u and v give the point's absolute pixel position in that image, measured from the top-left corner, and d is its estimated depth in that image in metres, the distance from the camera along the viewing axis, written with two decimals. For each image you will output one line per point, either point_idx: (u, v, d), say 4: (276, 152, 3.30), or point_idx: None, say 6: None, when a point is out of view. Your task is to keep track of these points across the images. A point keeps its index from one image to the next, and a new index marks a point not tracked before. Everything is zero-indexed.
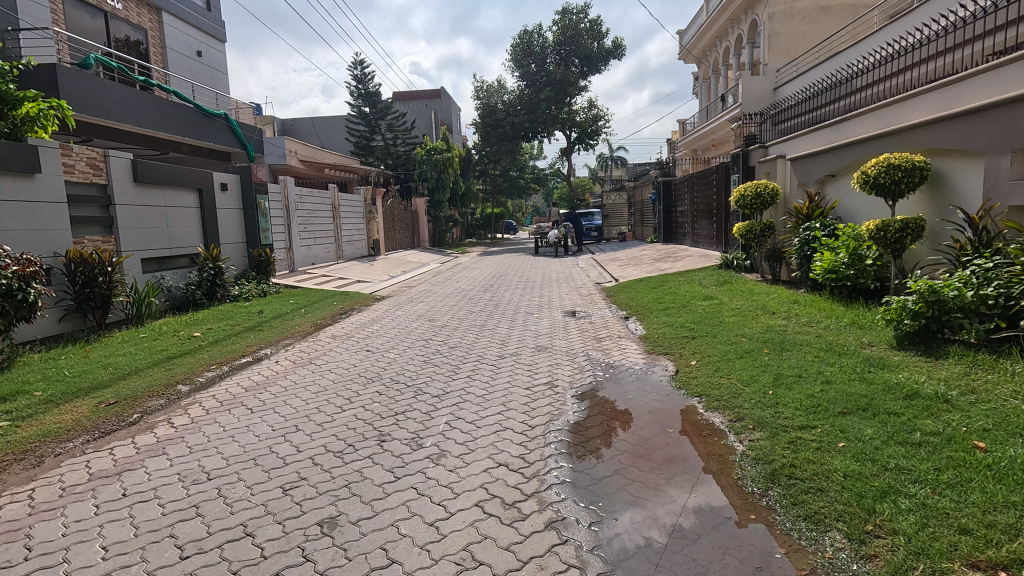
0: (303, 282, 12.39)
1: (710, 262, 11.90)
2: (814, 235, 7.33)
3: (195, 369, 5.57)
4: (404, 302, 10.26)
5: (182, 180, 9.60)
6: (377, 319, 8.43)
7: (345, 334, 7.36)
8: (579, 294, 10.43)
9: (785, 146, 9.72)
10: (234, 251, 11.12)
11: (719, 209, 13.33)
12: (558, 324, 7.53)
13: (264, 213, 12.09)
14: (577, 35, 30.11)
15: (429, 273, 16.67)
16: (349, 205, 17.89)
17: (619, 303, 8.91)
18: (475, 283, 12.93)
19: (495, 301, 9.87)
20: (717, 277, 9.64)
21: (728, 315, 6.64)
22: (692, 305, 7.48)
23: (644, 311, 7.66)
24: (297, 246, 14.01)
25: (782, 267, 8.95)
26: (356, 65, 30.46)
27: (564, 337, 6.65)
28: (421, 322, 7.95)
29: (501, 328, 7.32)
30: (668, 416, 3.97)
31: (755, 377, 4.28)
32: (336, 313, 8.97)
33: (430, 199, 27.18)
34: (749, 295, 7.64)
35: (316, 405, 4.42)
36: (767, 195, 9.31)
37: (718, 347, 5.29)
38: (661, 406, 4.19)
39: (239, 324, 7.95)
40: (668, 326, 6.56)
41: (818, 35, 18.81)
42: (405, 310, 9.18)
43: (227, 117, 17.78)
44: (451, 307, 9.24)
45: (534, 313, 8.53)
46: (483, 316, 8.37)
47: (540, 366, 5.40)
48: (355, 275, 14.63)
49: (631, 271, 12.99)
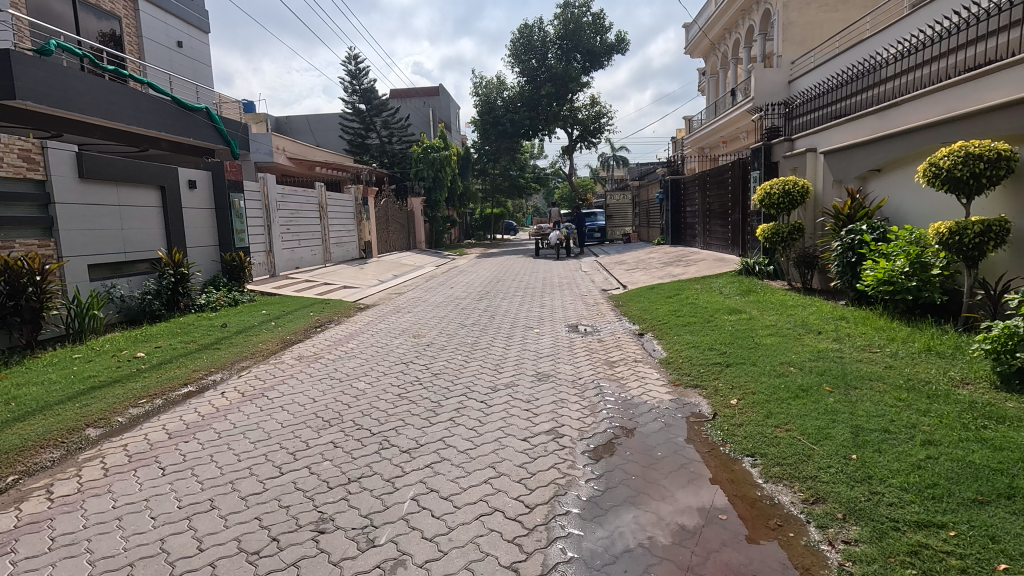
0: (282, 289, 11.35)
1: (727, 266, 10.85)
2: (861, 238, 6.28)
3: (118, 405, 4.52)
4: (390, 312, 9.27)
5: (141, 176, 8.58)
6: (355, 334, 7.40)
7: (314, 354, 6.34)
8: (585, 304, 9.37)
9: (815, 139, 8.63)
10: (203, 256, 10.09)
11: (736, 209, 12.27)
12: (562, 342, 6.51)
13: (239, 213, 11.05)
14: (579, 29, 29.17)
15: (422, 277, 15.66)
16: (338, 205, 16.86)
17: (630, 316, 7.86)
18: (470, 289, 11.89)
19: (491, 312, 8.84)
20: (739, 285, 8.60)
21: (765, 335, 5.57)
22: (718, 321, 6.43)
23: (662, 328, 6.60)
24: (279, 248, 12.97)
25: (814, 274, 7.97)
26: (351, 60, 29.51)
27: (569, 361, 5.61)
28: (404, 339, 6.94)
29: (496, 347, 6.30)
30: (714, 485, 2.95)
31: (825, 430, 3.22)
32: (310, 326, 7.96)
33: (426, 199, 26.11)
34: (784, 309, 6.61)
35: (247, 465, 3.38)
36: (796, 193, 8.27)
37: (762, 382, 4.20)
38: (702, 470, 3.14)
39: (195, 340, 6.89)
40: (693, 349, 5.49)
41: (835, 25, 17.74)
42: (389, 323, 8.15)
43: (209, 110, 16.75)
44: (440, 320, 8.20)
45: (534, 326, 7.52)
46: (476, 330, 7.35)
47: (540, 402, 4.35)
48: (342, 280, 13.60)
49: (639, 276, 11.93)
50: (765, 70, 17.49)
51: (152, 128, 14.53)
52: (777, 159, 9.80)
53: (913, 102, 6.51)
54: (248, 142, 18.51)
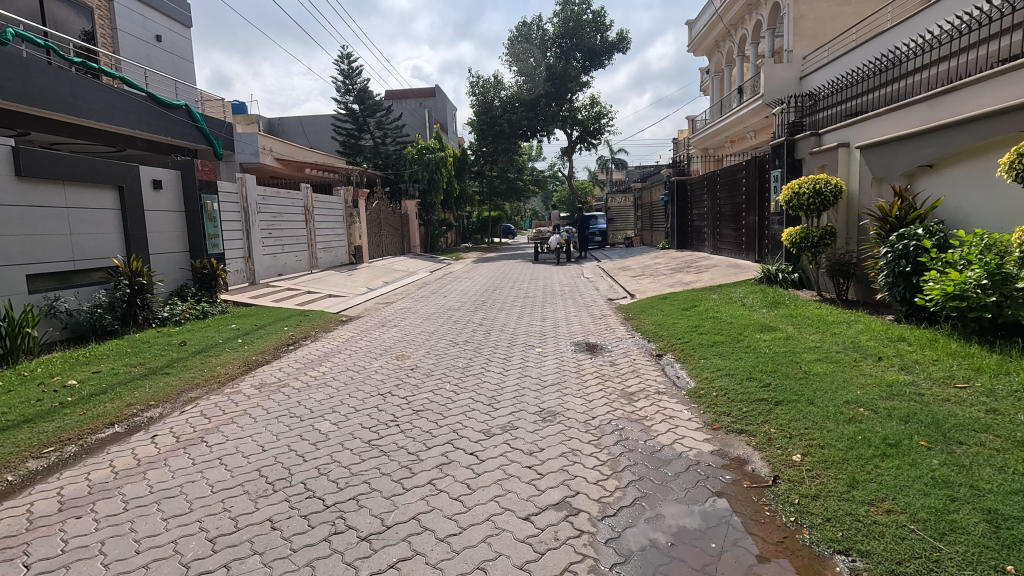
0: (260, 299, 10.43)
1: (744, 272, 9.98)
2: (919, 244, 5.38)
3: (12, 458, 3.57)
4: (375, 326, 8.35)
5: (95, 175, 7.67)
6: (330, 354, 6.48)
7: (277, 381, 5.41)
8: (591, 316, 8.45)
9: (846, 132, 7.71)
10: (170, 263, 9.14)
11: (751, 210, 11.39)
12: (568, 365, 5.60)
13: (212, 216, 10.11)
14: (579, 27, 28.41)
15: (415, 284, 14.78)
16: (326, 208, 15.96)
17: (644, 331, 6.97)
18: (464, 298, 10.99)
19: (486, 326, 7.95)
20: (764, 297, 7.71)
21: (812, 361, 4.66)
22: (749, 340, 5.55)
23: (686, 349, 5.70)
24: (259, 254, 12.04)
25: (851, 284, 7.12)
26: (344, 59, 28.66)
27: (580, 391, 4.71)
28: (386, 361, 6.03)
29: (491, 373, 5.40)
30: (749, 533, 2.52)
31: (948, 517, 2.32)
32: (282, 344, 7.04)
33: (421, 201, 25.21)
34: (826, 326, 5.71)
35: (145, 564, 2.44)
36: (829, 193, 7.38)
37: (831, 432, 3.27)
38: (766, 555, 2.35)
39: (144, 363, 5.97)
40: (727, 377, 4.58)
41: (848, 18, 16.92)
42: (371, 341, 7.24)
43: (189, 106, 15.91)
44: (429, 336, 7.30)
45: (535, 345, 6.61)
46: (469, 349, 6.46)
47: (545, 455, 3.43)
48: (328, 288, 12.69)
49: (648, 284, 11.02)
50: (774, 66, 16.67)
51: (127, 126, 13.66)
52: (801, 156, 8.88)
53: (971, 86, 5.62)
54: (234, 142, 17.69)
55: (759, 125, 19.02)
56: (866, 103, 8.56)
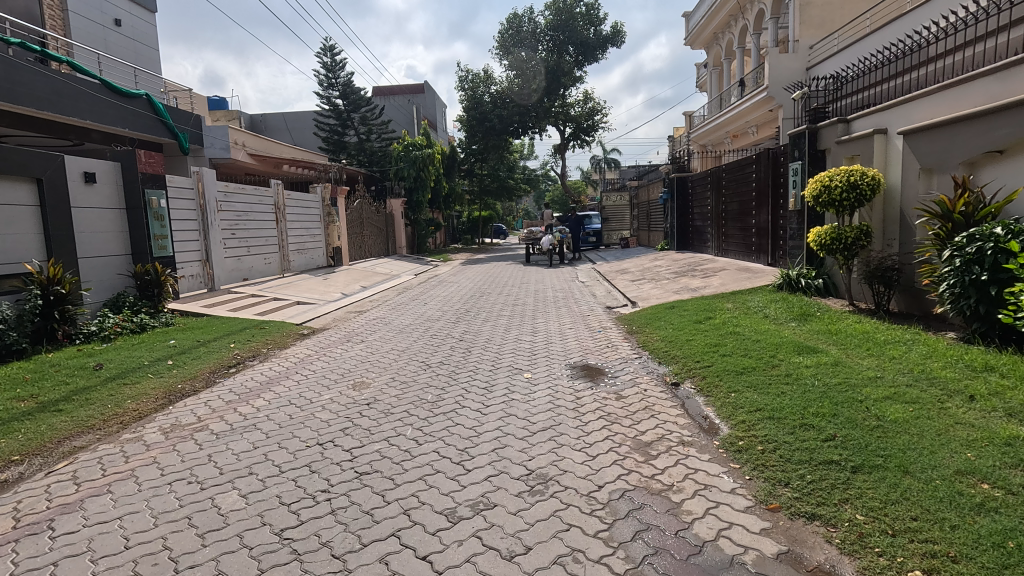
0: (216, 308, 9.28)
1: (759, 276, 8.94)
2: (1001, 247, 4.32)
3: None
4: (338, 342, 7.21)
5: (9, 164, 6.51)
6: (275, 381, 5.33)
7: (195, 421, 4.25)
8: (588, 329, 7.36)
9: (883, 116, 6.66)
10: (105, 269, 7.97)
11: (763, 208, 10.35)
12: (565, 399, 4.50)
13: (160, 214, 8.94)
14: (571, 19, 27.36)
15: (396, 289, 13.64)
16: (300, 206, 14.77)
17: (653, 350, 5.89)
18: (446, 306, 9.87)
19: (467, 342, 6.84)
20: (791, 308, 6.66)
21: (880, 401, 3.57)
22: (786, 367, 4.48)
23: (708, 378, 4.62)
24: (219, 258, 10.87)
25: (893, 292, 6.11)
26: (326, 51, 27.46)
27: (580, 441, 3.59)
28: (339, 391, 4.89)
29: (467, 410, 4.29)
30: None
31: None
32: (221, 367, 5.87)
33: (407, 200, 24.05)
34: (880, 348, 4.65)
35: None
36: (865, 186, 6.34)
37: (959, 533, 2.19)
38: None
39: (36, 396, 4.77)
40: (771, 424, 3.49)
41: (856, 6, 15.89)
42: (329, 362, 6.11)
43: (150, 96, 14.68)
44: (398, 357, 6.18)
45: (523, 368, 5.50)
46: (442, 374, 5.35)
47: (532, 562, 2.32)
48: (298, 294, 11.55)
49: (650, 290, 9.94)
50: (779, 57, 15.66)
51: (78, 117, 12.39)
52: (825, 146, 7.80)
53: None
54: (202, 137, 16.46)
55: (761, 120, 18.00)
56: (903, 85, 7.41)
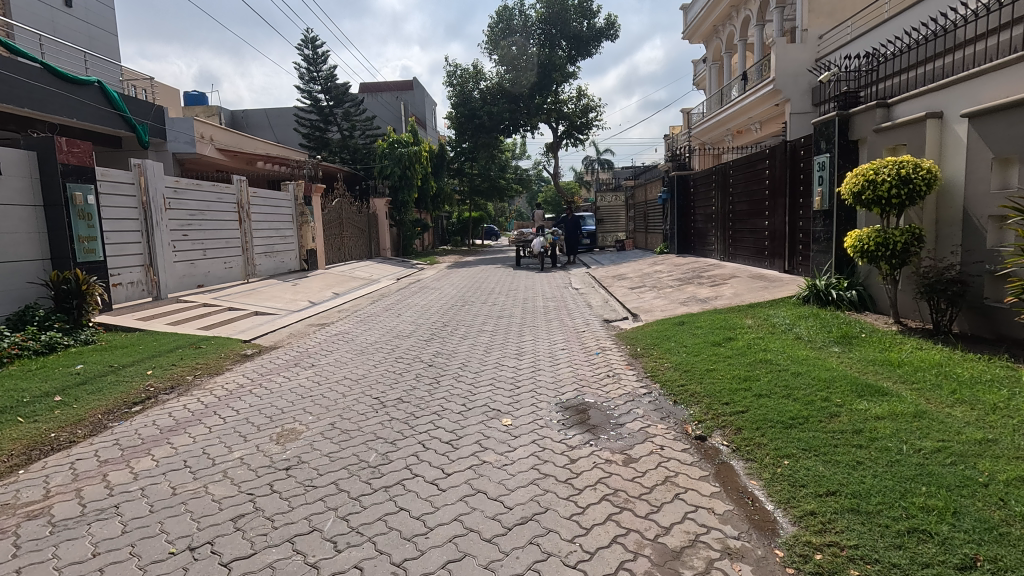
0: (156, 320, 8.03)
1: (779, 286, 7.81)
2: None
3: None
4: (284, 367, 5.98)
5: None
6: (182, 428, 4.12)
7: (35, 501, 3.02)
8: (584, 351, 6.19)
9: (940, 97, 5.52)
10: (9, 277, 6.77)
11: (779, 208, 9.22)
12: (555, 461, 3.32)
13: (87, 212, 7.64)
14: (564, 12, 26.27)
15: (371, 297, 12.39)
16: (269, 205, 13.51)
17: (665, 382, 4.72)
18: (422, 319, 8.66)
19: (437, 368, 5.63)
20: (828, 328, 5.53)
21: (1016, 486, 2.43)
22: (852, 420, 3.32)
23: (745, 432, 3.45)
24: (165, 262, 9.62)
25: (957, 310, 5.00)
26: (308, 43, 26.22)
27: (576, 550, 2.41)
28: (254, 447, 3.67)
29: (419, 483, 3.08)
30: None
31: None
32: (121, 406, 4.63)
33: (392, 200, 22.78)
34: (971, 392, 3.50)
35: None
36: (920, 180, 5.23)
37: None
38: None
39: None
40: (861, 525, 2.33)
41: None
42: (263, 396, 4.89)
43: (102, 84, 13.37)
44: (349, 389, 4.98)
45: (502, 409, 4.31)
46: (398, 418, 4.13)
47: None
48: (260, 302, 10.30)
49: (653, 301, 8.77)
50: (786, 47, 14.57)
51: (14, 105, 10.97)
52: (860, 135, 6.66)
53: None
54: (165, 130, 15.15)
55: (765, 116, 16.85)
56: (959, 61, 6.14)
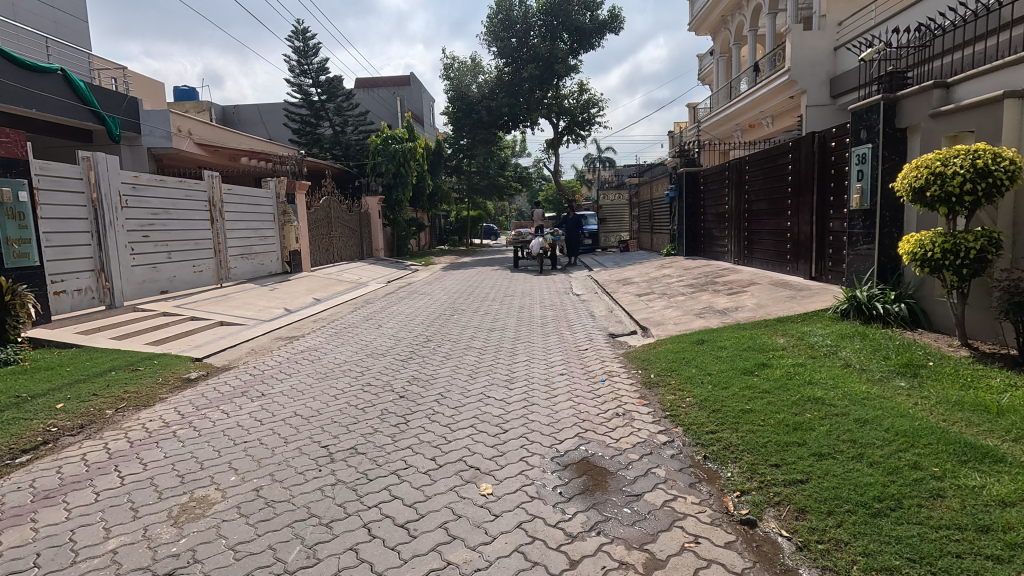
0: (100, 334, 7.08)
1: (810, 296, 6.82)
2: None
3: None
4: (229, 397, 5.00)
5: None
6: (61, 494, 3.15)
7: None
8: (587, 376, 5.21)
9: None
10: None
11: (804, 207, 8.22)
12: (546, 567, 2.33)
13: (18, 211, 6.72)
14: (566, 3, 25.22)
15: (355, 302, 11.46)
16: (247, 203, 12.53)
17: (690, 427, 3.72)
18: (404, 331, 7.69)
19: (409, 399, 4.66)
20: (883, 353, 4.56)
21: None
22: (969, 506, 2.35)
23: (814, 519, 2.47)
24: (122, 267, 8.66)
25: None
26: (298, 35, 25.25)
27: None
28: (140, 531, 2.70)
29: None
30: None
31: None
32: (1, 456, 3.67)
33: (386, 198, 21.84)
34: None
35: None
36: (1000, 173, 4.25)
37: None
38: None
39: None
40: None
41: None
42: (187, 441, 3.92)
43: (68, 72, 12.38)
44: (295, 432, 4.00)
45: (482, 466, 3.33)
46: (344, 482, 3.15)
47: None
48: (229, 310, 9.34)
49: (665, 312, 7.77)
50: (801, 35, 13.50)
51: None
52: (911, 122, 5.65)
53: None
54: (139, 124, 14.20)
55: (778, 109, 15.83)
56: None
